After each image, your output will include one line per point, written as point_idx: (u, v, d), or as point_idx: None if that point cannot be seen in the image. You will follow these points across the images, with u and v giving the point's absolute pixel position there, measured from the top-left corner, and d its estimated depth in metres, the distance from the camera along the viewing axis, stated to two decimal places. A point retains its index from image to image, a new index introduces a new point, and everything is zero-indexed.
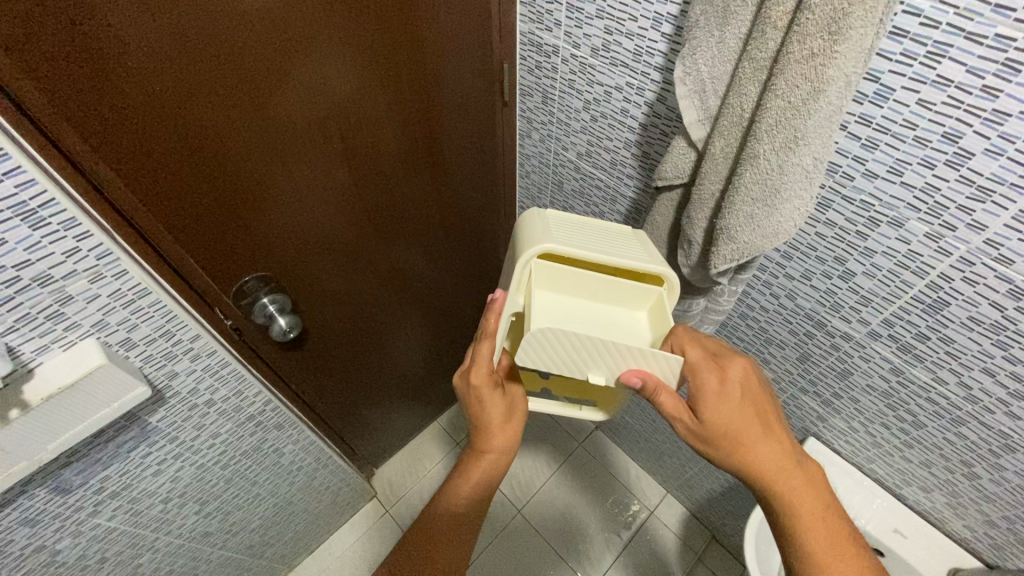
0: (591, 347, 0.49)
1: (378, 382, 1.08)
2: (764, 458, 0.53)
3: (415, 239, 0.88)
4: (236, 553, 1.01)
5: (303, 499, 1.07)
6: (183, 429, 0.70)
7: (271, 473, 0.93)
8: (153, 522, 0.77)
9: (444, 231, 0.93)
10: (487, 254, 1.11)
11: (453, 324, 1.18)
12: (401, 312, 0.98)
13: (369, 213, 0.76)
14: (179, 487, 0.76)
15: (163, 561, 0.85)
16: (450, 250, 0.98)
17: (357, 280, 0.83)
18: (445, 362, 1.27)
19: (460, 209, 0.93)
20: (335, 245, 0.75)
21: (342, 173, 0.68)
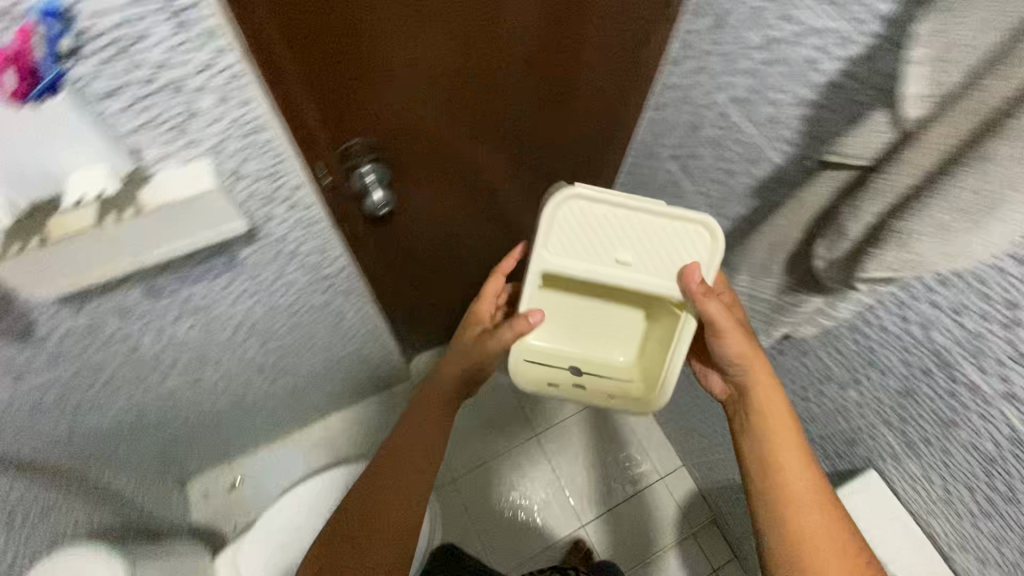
0: (623, 226, 0.66)
1: (443, 276, 1.08)
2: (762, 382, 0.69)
3: (513, 158, 0.84)
4: (281, 390, 1.09)
5: (349, 363, 1.12)
6: (266, 270, 0.71)
7: (329, 332, 0.97)
8: (221, 345, 0.82)
9: (546, 158, 0.89)
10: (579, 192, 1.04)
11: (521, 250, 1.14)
12: (481, 213, 0.95)
13: (482, 106, 0.70)
14: (250, 320, 0.80)
15: (222, 379, 0.92)
16: (545, 178, 0.94)
17: (449, 170, 0.79)
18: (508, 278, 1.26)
19: (569, 143, 0.88)
20: (438, 141, 0.72)
21: (470, 73, 0.64)
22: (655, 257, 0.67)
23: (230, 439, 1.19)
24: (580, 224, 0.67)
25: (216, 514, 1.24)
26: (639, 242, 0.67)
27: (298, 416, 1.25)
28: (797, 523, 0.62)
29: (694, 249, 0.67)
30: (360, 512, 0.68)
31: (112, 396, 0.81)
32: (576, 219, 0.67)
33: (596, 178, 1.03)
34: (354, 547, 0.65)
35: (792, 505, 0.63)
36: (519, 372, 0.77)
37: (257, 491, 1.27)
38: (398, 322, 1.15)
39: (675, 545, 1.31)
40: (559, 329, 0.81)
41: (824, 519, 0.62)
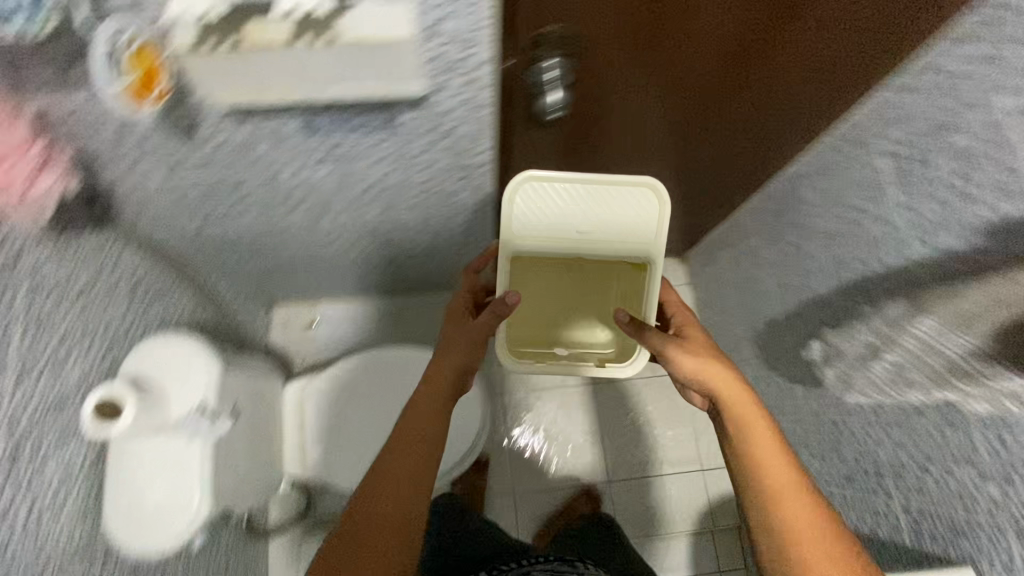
0: (582, 200, 0.84)
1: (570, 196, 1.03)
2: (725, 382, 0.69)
3: (689, 77, 0.76)
4: (377, 258, 1.11)
5: (447, 254, 1.11)
6: (415, 140, 0.67)
7: (443, 220, 0.95)
8: (346, 200, 0.82)
9: (714, 101, 0.82)
10: (741, 154, 0.96)
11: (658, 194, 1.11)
12: (633, 139, 0.91)
13: (682, 20, 0.64)
14: (380, 185, 0.78)
15: (335, 229, 0.94)
16: (708, 119, 0.86)
17: (623, 85, 0.75)
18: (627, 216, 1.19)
19: (749, 92, 0.79)
20: (614, 54, 0.69)
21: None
22: (611, 217, 0.84)
23: (319, 283, 1.25)
24: (545, 205, 0.84)
25: (290, 343, 1.34)
26: (594, 206, 0.84)
27: (382, 285, 1.29)
28: (787, 525, 0.62)
29: (641, 204, 0.84)
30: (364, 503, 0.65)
31: (239, 213, 0.84)
32: (545, 202, 0.84)
33: (777, 147, 0.91)
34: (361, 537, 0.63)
35: (778, 499, 0.63)
36: (504, 353, 0.89)
37: (329, 337, 1.35)
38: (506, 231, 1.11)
39: (689, 535, 1.30)
40: (539, 312, 0.94)
41: (807, 514, 0.63)
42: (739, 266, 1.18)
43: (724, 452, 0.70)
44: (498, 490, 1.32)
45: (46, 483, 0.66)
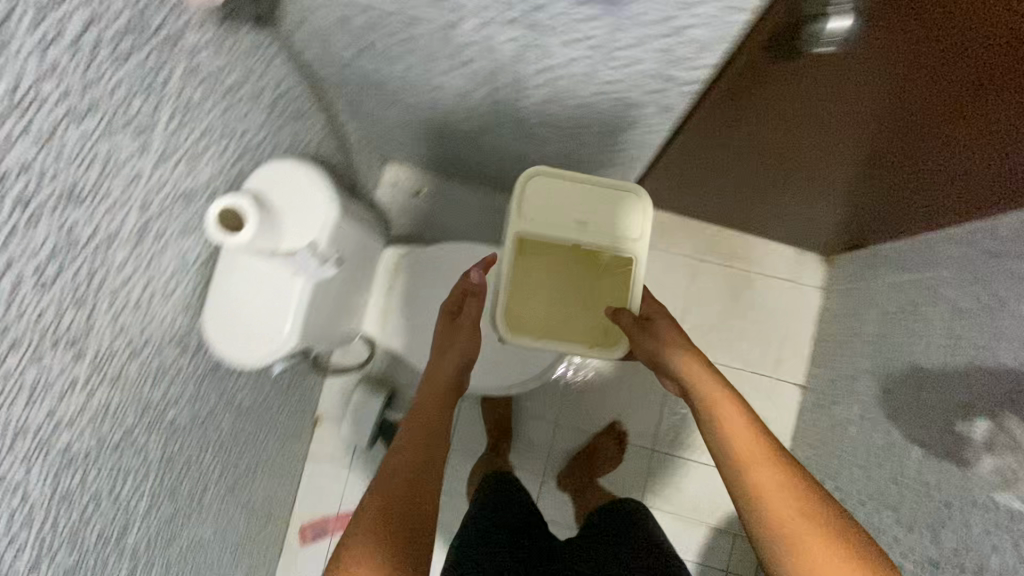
0: (579, 201, 0.86)
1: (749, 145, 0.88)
2: (694, 371, 0.77)
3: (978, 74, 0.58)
4: (511, 150, 1.02)
5: (584, 170, 1.01)
6: (631, 29, 0.55)
7: (601, 132, 0.83)
8: (514, 76, 0.72)
9: (913, 149, 0.76)
10: (928, 199, 0.87)
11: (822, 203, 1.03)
12: (864, 123, 0.74)
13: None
14: (559, 72, 0.67)
15: (485, 105, 0.85)
16: (910, 157, 0.79)
17: (897, 52, 0.58)
18: (795, 193, 1.02)
19: (958, 153, 0.74)
20: (839, 80, 0.65)
21: (922, 40, 0.56)
22: (605, 217, 0.85)
23: (440, 156, 1.19)
24: (548, 202, 0.86)
25: (394, 204, 1.31)
26: (589, 208, 0.86)
27: (501, 178, 1.21)
28: (774, 513, 0.65)
29: (631, 209, 0.85)
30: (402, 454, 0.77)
31: (398, 56, 0.77)
32: (548, 190, 0.86)
33: None
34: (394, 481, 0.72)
35: (757, 484, 0.67)
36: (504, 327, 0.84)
37: (432, 212, 1.32)
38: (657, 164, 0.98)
39: (710, 528, 1.27)
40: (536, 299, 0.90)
41: (783, 487, 0.66)
42: (900, 294, 1.01)
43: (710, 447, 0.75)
44: (543, 415, 1.31)
45: (163, 267, 0.68)
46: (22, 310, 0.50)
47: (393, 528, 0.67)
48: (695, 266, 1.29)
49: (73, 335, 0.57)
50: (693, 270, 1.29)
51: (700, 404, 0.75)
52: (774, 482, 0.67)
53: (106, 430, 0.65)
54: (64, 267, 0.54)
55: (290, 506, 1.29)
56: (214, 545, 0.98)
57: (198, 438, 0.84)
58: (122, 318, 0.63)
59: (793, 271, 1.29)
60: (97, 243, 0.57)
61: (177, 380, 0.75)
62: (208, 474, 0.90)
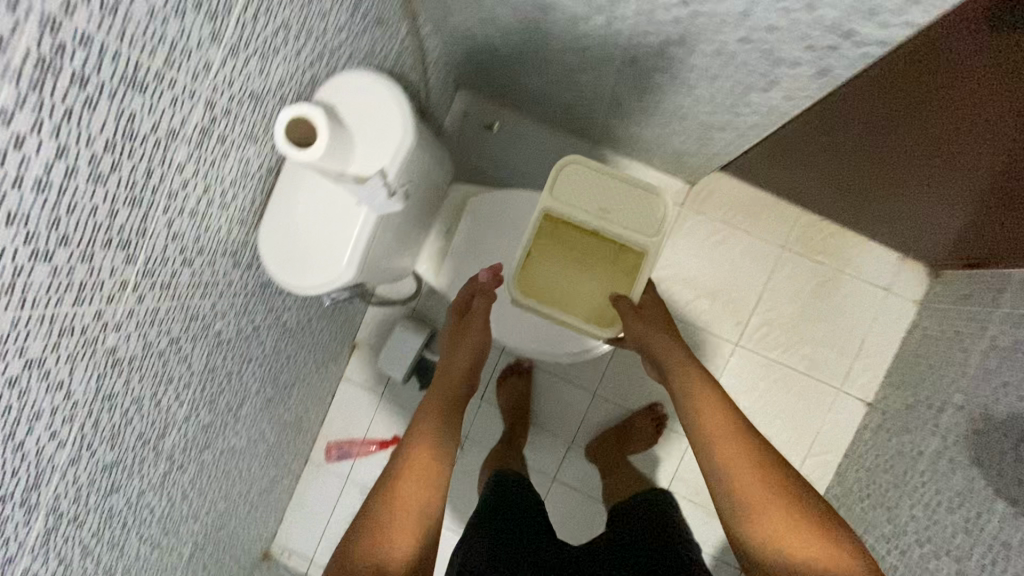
0: (603, 191, 0.85)
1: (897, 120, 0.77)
2: (684, 369, 0.83)
3: None
4: (606, 95, 0.90)
5: (686, 129, 0.89)
6: None
7: (725, 90, 0.71)
8: (642, 6, 0.60)
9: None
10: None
11: (952, 206, 0.90)
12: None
13: None
14: (704, 8, 0.55)
15: (593, 38, 0.73)
16: None
17: None
18: (925, 190, 0.89)
19: None
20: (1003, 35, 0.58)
21: None
22: (625, 211, 0.84)
23: (522, 89, 1.07)
24: (573, 186, 0.85)
25: (462, 136, 1.22)
26: (610, 201, 0.85)
27: (585, 124, 1.10)
28: (737, 479, 0.72)
29: (650, 210, 0.84)
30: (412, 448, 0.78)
31: None
32: (573, 176, 0.85)
33: None
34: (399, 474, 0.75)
35: (738, 483, 0.72)
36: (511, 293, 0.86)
37: (501, 150, 1.22)
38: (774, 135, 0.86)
39: None
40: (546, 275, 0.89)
41: (763, 488, 0.71)
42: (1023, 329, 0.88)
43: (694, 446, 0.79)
44: (583, 382, 1.26)
45: (223, 174, 0.62)
46: (72, 203, 0.45)
47: (410, 517, 0.71)
48: (780, 254, 1.17)
49: (126, 238, 0.52)
50: (776, 257, 1.17)
51: (689, 402, 0.81)
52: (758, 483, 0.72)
53: (154, 337, 0.62)
54: (121, 162, 0.48)
55: (320, 424, 1.31)
56: (246, 454, 1.00)
57: (242, 352, 0.82)
58: (177, 225, 0.58)
59: (889, 277, 1.15)
60: (157, 139, 0.51)
61: (226, 294, 0.72)
62: (248, 387, 0.89)
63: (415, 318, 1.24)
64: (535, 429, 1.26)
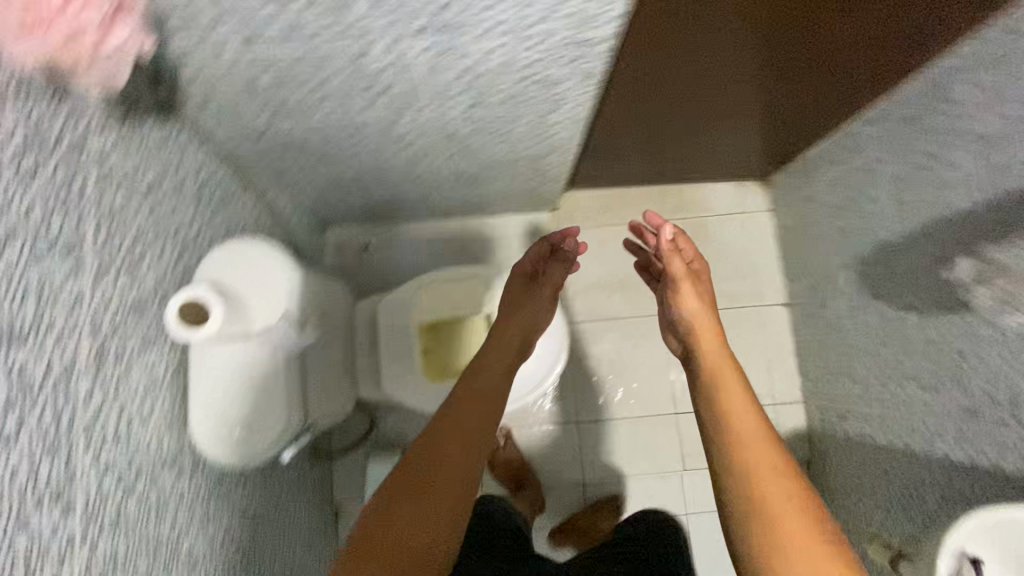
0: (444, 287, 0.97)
1: (644, 133, 1.04)
2: (707, 342, 0.85)
3: (728, 63, 0.78)
4: (446, 172, 1.02)
5: (523, 167, 1.01)
6: (533, 8, 0.56)
7: (532, 122, 0.83)
8: (432, 88, 0.71)
9: (741, 107, 0.96)
10: (827, 96, 0.91)
11: (719, 151, 1.18)
12: (706, 96, 0.90)
13: (721, 41, 0.71)
14: (477, 71, 0.67)
15: (410, 130, 0.83)
16: (757, 107, 0.96)
17: (688, 74, 0.80)
18: (702, 146, 1.14)
19: (789, 93, 0.90)
20: (662, 69, 0.76)
21: (687, 67, 0.77)
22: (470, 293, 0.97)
23: (376, 203, 1.17)
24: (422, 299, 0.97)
25: (346, 266, 1.27)
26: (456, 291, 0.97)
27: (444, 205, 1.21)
28: (745, 449, 0.70)
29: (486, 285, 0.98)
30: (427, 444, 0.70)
31: (312, 107, 0.73)
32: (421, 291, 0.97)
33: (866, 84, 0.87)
34: (401, 489, 0.65)
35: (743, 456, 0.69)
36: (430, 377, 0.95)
37: (385, 259, 1.28)
38: (588, 153, 1.09)
39: None
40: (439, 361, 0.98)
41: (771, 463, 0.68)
42: (842, 184, 1.07)
43: (704, 423, 0.76)
44: (562, 414, 1.27)
45: (133, 389, 0.61)
46: None
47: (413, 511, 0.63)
48: None
49: (55, 489, 0.50)
50: None
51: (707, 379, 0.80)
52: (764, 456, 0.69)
53: None
54: (26, 417, 0.48)
55: None
56: None
57: (222, 565, 0.76)
58: (104, 455, 0.56)
59: (739, 203, 1.35)
60: (54, 380, 0.51)
61: (181, 507, 0.68)
62: None
63: (384, 447, 1.21)
64: (541, 479, 1.25)
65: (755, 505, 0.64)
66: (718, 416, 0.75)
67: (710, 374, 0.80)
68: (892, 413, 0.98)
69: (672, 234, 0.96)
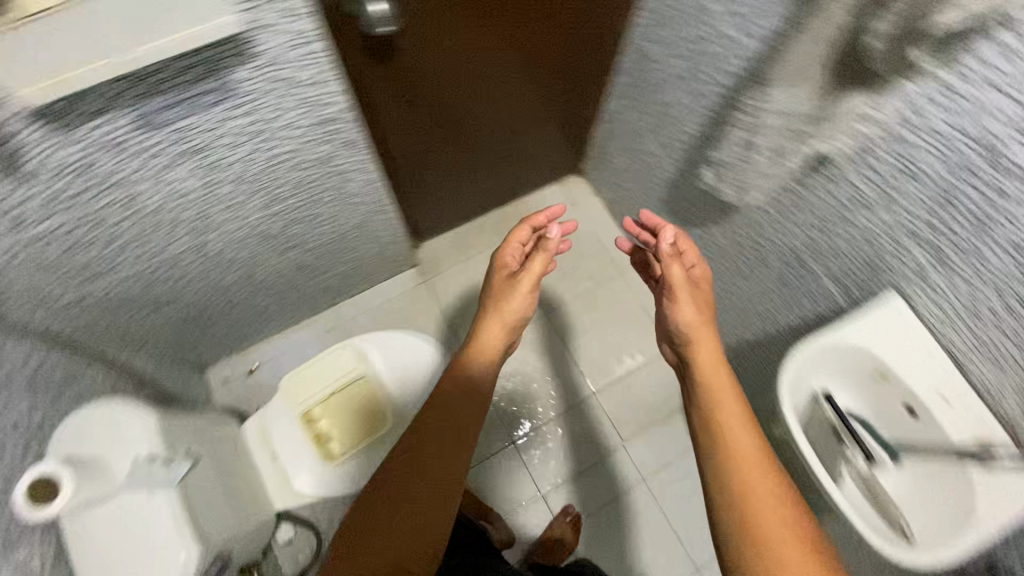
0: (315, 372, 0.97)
1: (451, 173, 1.17)
2: (703, 339, 0.79)
3: (466, 100, 0.96)
4: (288, 270, 1.07)
5: (356, 239, 1.09)
6: (262, 105, 0.66)
7: (333, 197, 0.92)
8: (222, 202, 0.77)
9: (512, 128, 1.14)
10: (567, 94, 1.12)
11: (526, 166, 1.34)
12: (476, 130, 1.07)
13: (447, 86, 0.89)
14: (251, 172, 0.75)
15: (226, 247, 0.88)
16: (525, 123, 1.15)
17: (443, 119, 0.97)
18: (509, 166, 1.29)
19: (539, 101, 1.09)
20: (417, 121, 0.93)
21: (435, 116, 0.95)
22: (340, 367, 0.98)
23: (240, 326, 1.19)
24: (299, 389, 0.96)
25: (237, 398, 1.26)
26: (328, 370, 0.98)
27: (308, 302, 1.25)
28: (739, 467, 0.64)
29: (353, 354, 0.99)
30: (414, 456, 0.72)
31: (115, 259, 0.77)
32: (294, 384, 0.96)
33: (587, 72, 1.08)
34: (392, 496, 0.68)
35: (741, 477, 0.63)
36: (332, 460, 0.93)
37: (274, 375, 1.29)
38: (412, 205, 1.19)
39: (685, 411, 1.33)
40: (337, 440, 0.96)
41: (768, 485, 0.62)
42: (625, 150, 1.24)
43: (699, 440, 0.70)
44: (497, 442, 1.30)
45: None
46: None
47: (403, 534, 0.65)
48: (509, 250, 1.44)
49: None
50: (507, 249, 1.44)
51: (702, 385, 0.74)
52: (760, 478, 0.62)
53: None
54: None
55: None
56: None
57: None
58: None
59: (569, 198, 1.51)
60: None
61: None
62: None
63: None
64: (503, 514, 1.26)
65: (746, 540, 0.59)
66: (713, 426, 0.69)
67: (706, 381, 0.74)
68: (744, 311, 1.11)
69: (670, 242, 0.88)
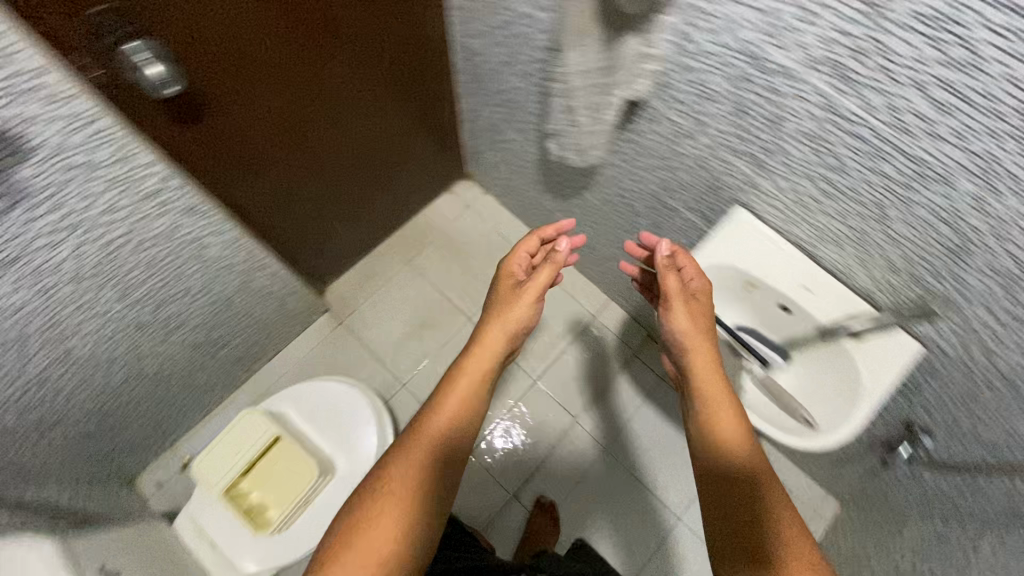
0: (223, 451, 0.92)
1: (329, 213, 1.16)
2: (700, 356, 0.74)
3: (315, 145, 0.96)
4: (183, 351, 1.03)
5: (245, 300, 1.06)
6: (67, 196, 0.64)
7: (198, 266, 0.90)
8: (68, 304, 0.75)
9: (377, 154, 1.15)
10: (416, 108, 1.14)
11: (408, 185, 1.35)
12: (340, 168, 1.08)
13: (286, 136, 0.89)
14: (88, 265, 0.73)
15: (96, 347, 0.85)
16: (387, 145, 1.16)
17: (299, 167, 0.97)
18: (388, 189, 1.29)
19: (391, 122, 1.11)
20: (269, 179, 0.93)
21: (289, 167, 0.95)
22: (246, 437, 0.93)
23: (155, 422, 1.13)
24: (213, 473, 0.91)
25: (176, 496, 1.20)
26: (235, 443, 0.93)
27: (222, 376, 1.21)
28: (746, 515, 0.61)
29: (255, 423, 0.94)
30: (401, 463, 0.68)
31: None
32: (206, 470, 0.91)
33: (427, 83, 1.11)
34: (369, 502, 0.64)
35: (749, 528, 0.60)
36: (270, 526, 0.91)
37: None
38: (299, 253, 1.18)
39: (624, 371, 1.36)
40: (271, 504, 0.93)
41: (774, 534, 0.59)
42: (492, 143, 1.27)
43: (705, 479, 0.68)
44: None
45: None
46: None
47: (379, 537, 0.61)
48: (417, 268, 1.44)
49: None
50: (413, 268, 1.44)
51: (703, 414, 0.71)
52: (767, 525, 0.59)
53: None
54: None
55: None
56: None
57: None
58: None
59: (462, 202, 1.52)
60: None
61: None
62: None
63: None
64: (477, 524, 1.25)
65: None
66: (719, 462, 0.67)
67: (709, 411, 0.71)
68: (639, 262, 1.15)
69: (667, 250, 0.78)
